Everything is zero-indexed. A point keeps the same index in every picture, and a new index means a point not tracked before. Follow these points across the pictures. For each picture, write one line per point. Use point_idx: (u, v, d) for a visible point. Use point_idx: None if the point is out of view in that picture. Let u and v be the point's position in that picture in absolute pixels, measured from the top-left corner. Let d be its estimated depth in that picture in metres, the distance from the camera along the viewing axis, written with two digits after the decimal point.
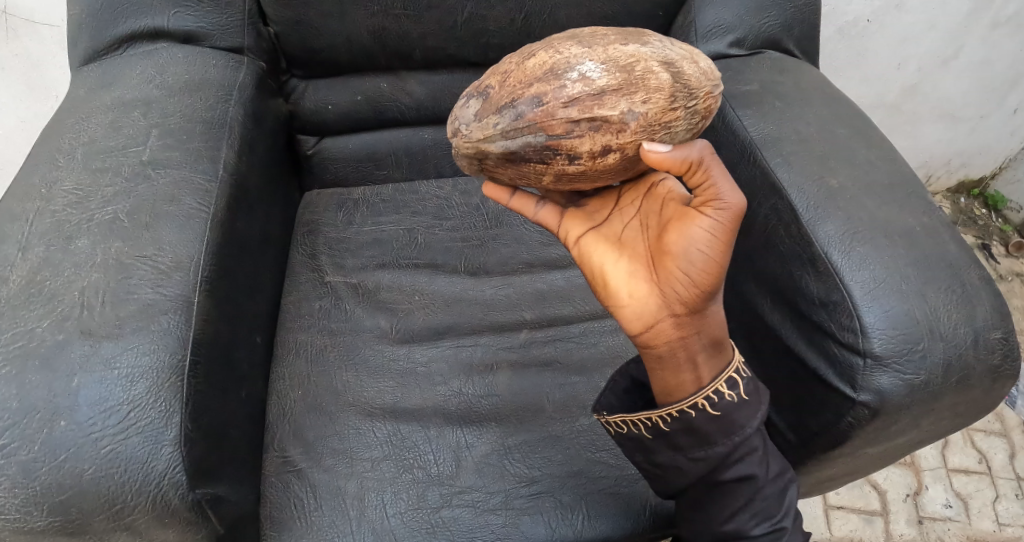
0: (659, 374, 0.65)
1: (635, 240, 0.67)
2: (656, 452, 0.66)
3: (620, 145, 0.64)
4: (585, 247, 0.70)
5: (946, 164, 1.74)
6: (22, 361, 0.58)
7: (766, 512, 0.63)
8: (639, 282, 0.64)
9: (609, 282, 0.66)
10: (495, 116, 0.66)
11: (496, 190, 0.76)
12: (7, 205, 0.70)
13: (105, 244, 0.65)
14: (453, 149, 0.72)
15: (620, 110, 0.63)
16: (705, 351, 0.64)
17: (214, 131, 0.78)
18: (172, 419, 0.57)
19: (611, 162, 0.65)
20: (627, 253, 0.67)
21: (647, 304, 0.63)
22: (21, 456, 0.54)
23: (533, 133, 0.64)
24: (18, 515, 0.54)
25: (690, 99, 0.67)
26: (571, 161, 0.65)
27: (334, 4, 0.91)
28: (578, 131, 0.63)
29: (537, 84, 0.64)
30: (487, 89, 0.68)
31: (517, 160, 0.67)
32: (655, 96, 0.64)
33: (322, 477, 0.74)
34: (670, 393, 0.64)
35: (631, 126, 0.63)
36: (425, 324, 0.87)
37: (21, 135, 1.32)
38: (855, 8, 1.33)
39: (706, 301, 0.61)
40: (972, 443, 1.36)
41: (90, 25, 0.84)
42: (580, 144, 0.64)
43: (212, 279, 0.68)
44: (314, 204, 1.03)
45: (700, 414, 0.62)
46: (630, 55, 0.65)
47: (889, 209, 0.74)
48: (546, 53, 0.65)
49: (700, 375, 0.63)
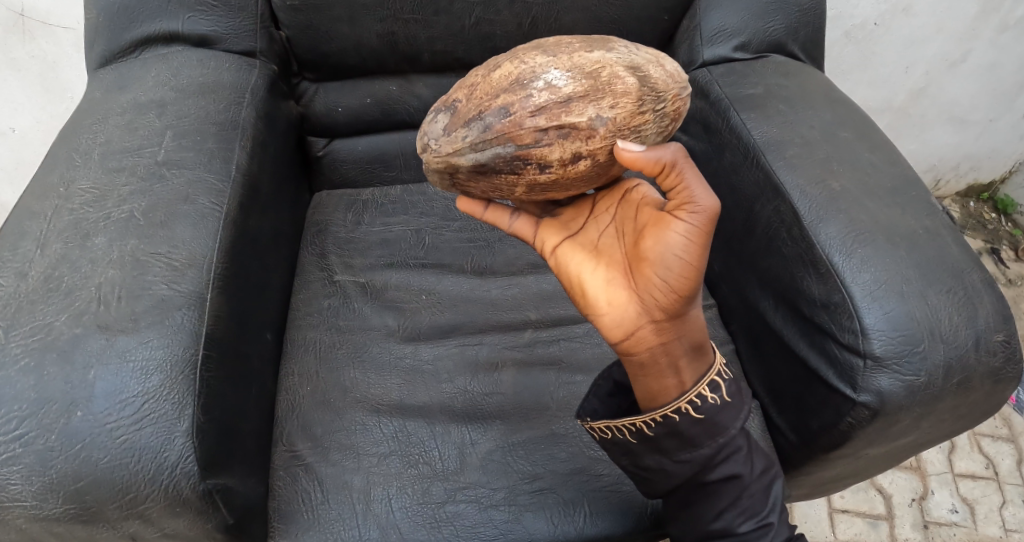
0: (641, 381, 0.65)
1: (612, 247, 0.68)
2: (641, 456, 0.66)
3: (590, 151, 0.66)
4: (562, 256, 0.71)
5: (955, 168, 1.73)
6: (41, 353, 0.60)
7: (752, 509, 0.65)
8: (617, 289, 0.65)
9: (588, 290, 0.66)
10: (464, 129, 0.68)
11: (470, 203, 0.76)
12: (26, 203, 0.72)
13: (121, 241, 0.67)
14: (424, 165, 0.73)
15: (588, 116, 0.65)
16: (687, 354, 0.64)
17: (227, 132, 0.80)
18: (185, 410, 0.59)
19: (581, 169, 0.67)
20: (604, 260, 0.67)
21: (627, 311, 0.64)
22: (39, 445, 0.56)
23: (502, 143, 0.66)
24: (35, 502, 0.56)
25: (658, 102, 0.69)
26: (542, 170, 0.67)
27: (345, 9, 0.92)
28: (547, 139, 0.65)
29: (503, 95, 0.66)
30: (454, 103, 0.70)
31: (488, 172, 0.69)
32: (622, 101, 0.66)
33: (329, 471, 0.75)
34: (653, 399, 0.65)
35: (599, 132, 0.65)
36: (432, 323, 0.89)
37: (37, 136, 1.35)
38: (862, 12, 1.34)
39: (686, 305, 0.62)
40: (979, 448, 1.36)
41: (107, 29, 0.87)
42: (550, 152, 0.66)
43: (225, 277, 0.70)
44: (323, 204, 1.05)
45: (685, 417, 0.63)
46: (594, 62, 0.66)
47: (891, 212, 0.75)
48: (512, 64, 0.67)
49: (683, 378, 0.64)
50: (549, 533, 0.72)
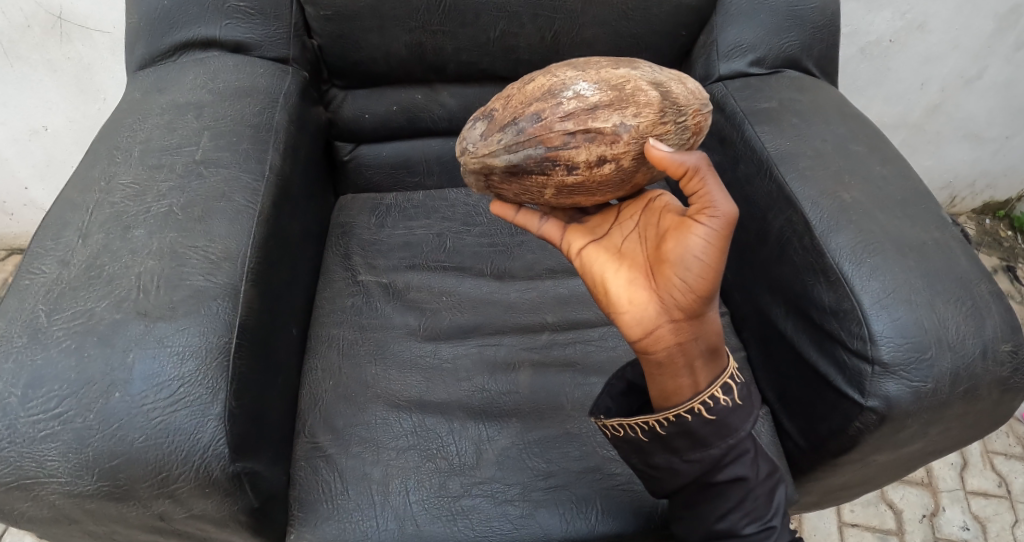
0: (658, 380, 0.67)
1: (635, 251, 0.70)
2: (651, 454, 0.68)
3: (615, 155, 0.69)
4: (586, 258, 0.73)
5: (971, 186, 1.74)
6: (83, 336, 0.63)
7: (756, 512, 0.67)
8: (639, 289, 0.67)
9: (610, 290, 0.69)
10: (499, 134, 0.72)
11: (503, 206, 0.79)
12: (69, 195, 0.76)
13: (161, 234, 0.71)
14: (462, 167, 0.77)
15: (613, 123, 0.68)
16: (702, 356, 0.66)
17: (262, 135, 0.84)
18: (218, 395, 0.62)
19: (607, 172, 0.70)
20: (627, 263, 0.70)
21: (646, 310, 0.66)
22: (78, 423, 0.59)
23: (533, 146, 0.69)
24: (71, 478, 0.59)
25: (679, 115, 0.72)
26: (569, 172, 0.70)
27: (375, 20, 0.96)
28: (575, 142, 0.68)
29: (536, 103, 0.70)
30: (491, 112, 0.74)
31: (520, 173, 0.72)
32: (645, 111, 0.69)
33: (349, 462, 0.78)
34: (668, 398, 0.67)
35: (623, 138, 0.68)
36: (453, 323, 0.92)
37: (69, 135, 1.41)
38: (878, 28, 1.36)
39: (704, 306, 0.63)
40: (991, 466, 1.35)
41: (148, 33, 0.91)
42: (578, 154, 0.68)
43: (258, 271, 0.73)
44: (348, 207, 1.08)
45: (697, 418, 0.65)
46: (620, 76, 0.71)
47: (901, 223, 0.77)
48: (544, 78, 0.71)
49: (697, 379, 0.66)
50: (561, 529, 0.74)
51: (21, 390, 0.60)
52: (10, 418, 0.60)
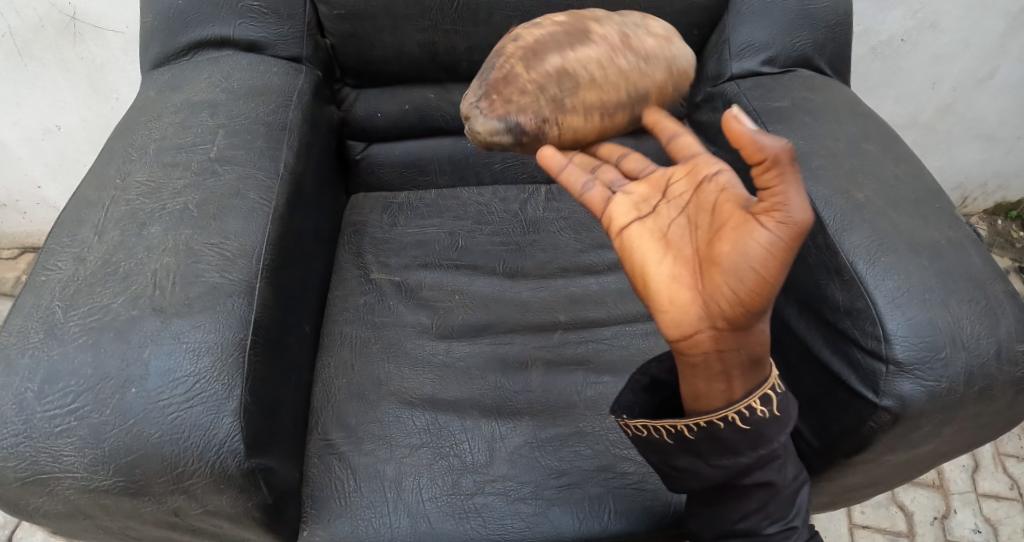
0: (692, 381, 0.63)
1: (685, 239, 0.58)
2: (674, 456, 0.68)
3: (567, 39, 0.66)
4: (628, 240, 0.61)
5: (982, 186, 1.74)
6: (99, 332, 0.63)
7: (779, 513, 0.66)
8: (682, 289, 0.57)
9: (648, 282, 0.59)
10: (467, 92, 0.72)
11: (549, 156, 0.66)
12: (84, 193, 0.77)
13: (176, 231, 0.71)
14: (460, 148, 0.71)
15: (551, 22, 0.69)
16: (743, 366, 0.60)
17: (275, 133, 0.84)
18: (234, 392, 0.62)
19: (572, 56, 0.65)
20: (673, 253, 0.58)
21: (689, 314, 0.57)
22: (94, 419, 0.59)
23: (484, 69, 0.70)
24: (87, 473, 0.59)
25: (638, 26, 0.70)
26: (527, 59, 0.66)
27: (388, 19, 0.96)
28: (519, 38, 0.68)
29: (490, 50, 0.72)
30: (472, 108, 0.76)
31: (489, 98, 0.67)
32: (582, 15, 0.71)
33: (362, 460, 0.78)
34: (699, 400, 0.64)
35: (565, 22, 0.68)
36: (465, 322, 0.92)
37: (82, 134, 1.42)
38: (889, 28, 1.36)
39: (753, 320, 0.55)
40: (1003, 468, 1.35)
41: (162, 32, 0.92)
42: (525, 42, 0.67)
43: (272, 269, 0.74)
44: (360, 206, 1.09)
45: (729, 426, 0.62)
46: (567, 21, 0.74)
47: (915, 222, 0.77)
48: None
49: (733, 388, 0.62)
50: (573, 527, 0.74)
51: (37, 385, 0.61)
52: (27, 413, 0.60)
